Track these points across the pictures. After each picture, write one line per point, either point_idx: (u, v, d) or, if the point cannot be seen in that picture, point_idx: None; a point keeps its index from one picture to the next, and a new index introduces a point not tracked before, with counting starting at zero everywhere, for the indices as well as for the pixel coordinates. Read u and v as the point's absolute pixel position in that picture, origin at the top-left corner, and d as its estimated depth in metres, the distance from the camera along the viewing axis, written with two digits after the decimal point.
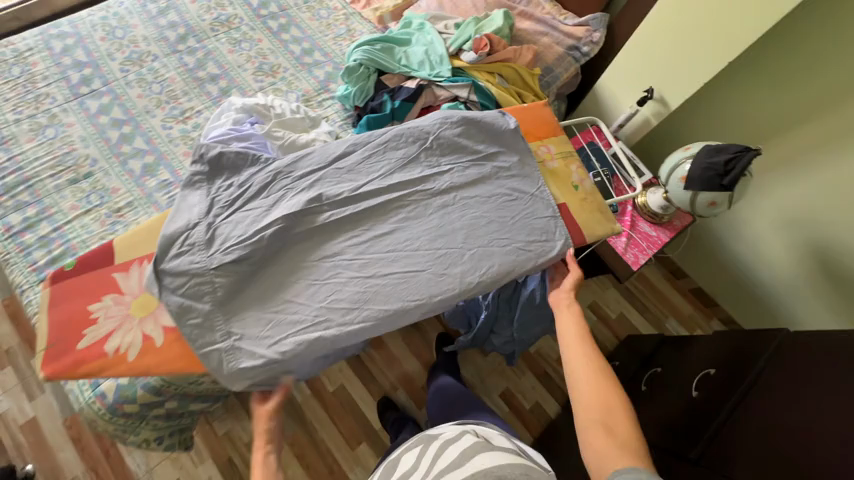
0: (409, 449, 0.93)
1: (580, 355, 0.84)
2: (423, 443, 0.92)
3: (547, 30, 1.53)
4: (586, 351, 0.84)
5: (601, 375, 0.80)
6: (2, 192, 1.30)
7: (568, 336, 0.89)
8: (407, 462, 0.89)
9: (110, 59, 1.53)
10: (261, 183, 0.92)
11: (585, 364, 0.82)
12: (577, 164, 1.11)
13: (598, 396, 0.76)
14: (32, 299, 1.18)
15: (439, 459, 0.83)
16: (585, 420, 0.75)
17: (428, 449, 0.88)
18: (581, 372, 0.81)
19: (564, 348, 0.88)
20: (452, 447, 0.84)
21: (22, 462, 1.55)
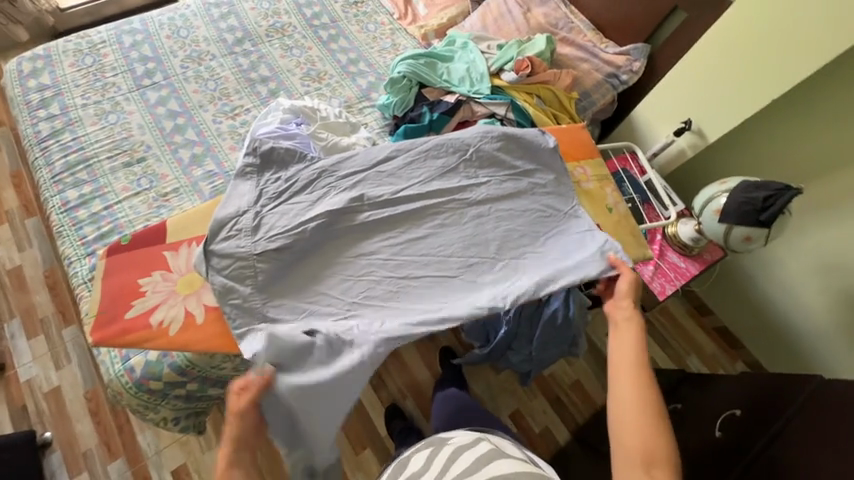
0: (420, 449, 0.92)
1: (631, 378, 0.68)
2: (435, 446, 0.91)
3: (587, 56, 1.56)
4: (641, 376, 0.68)
5: (652, 410, 0.65)
6: (64, 170, 1.40)
7: (620, 352, 0.72)
8: (417, 463, 0.87)
9: (173, 56, 1.64)
10: (307, 179, 0.97)
11: (634, 390, 0.67)
12: (613, 187, 1.11)
13: (644, 432, 0.62)
14: (78, 271, 1.26)
15: (453, 462, 0.82)
16: (621, 456, 0.62)
17: (440, 454, 0.86)
18: (627, 400, 0.66)
19: (612, 363, 0.72)
20: (466, 452, 0.83)
21: (42, 428, 1.61)
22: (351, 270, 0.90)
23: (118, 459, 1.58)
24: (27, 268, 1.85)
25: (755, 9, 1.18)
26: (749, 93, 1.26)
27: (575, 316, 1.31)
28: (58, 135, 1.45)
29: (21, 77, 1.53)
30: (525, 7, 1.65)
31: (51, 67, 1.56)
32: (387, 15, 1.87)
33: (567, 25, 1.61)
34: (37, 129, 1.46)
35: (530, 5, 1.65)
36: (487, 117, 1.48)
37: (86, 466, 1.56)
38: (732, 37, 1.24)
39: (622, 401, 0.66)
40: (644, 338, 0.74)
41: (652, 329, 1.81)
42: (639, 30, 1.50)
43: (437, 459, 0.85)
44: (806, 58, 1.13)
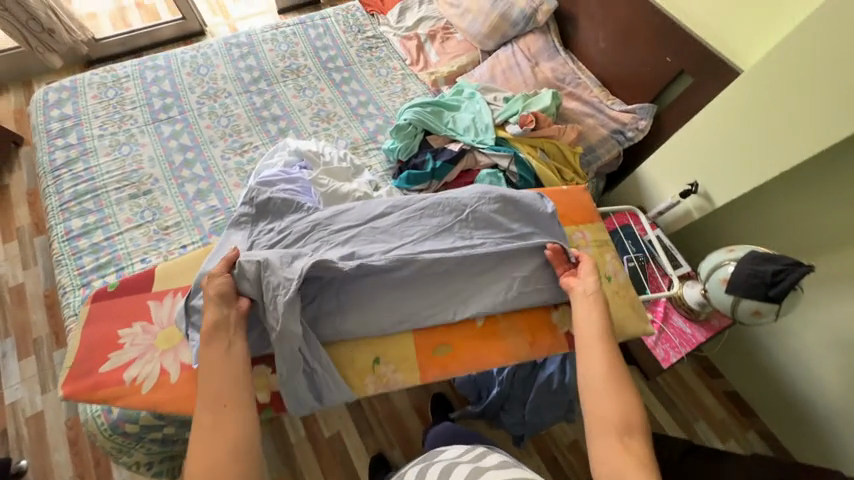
0: (415, 465, 0.91)
1: (597, 356, 0.78)
2: (427, 462, 0.89)
3: (593, 112, 1.58)
4: (604, 351, 0.79)
5: (617, 379, 0.74)
6: (72, 198, 1.43)
7: (584, 333, 0.83)
8: (410, 473, 0.88)
9: (191, 92, 1.71)
10: (300, 232, 0.97)
11: (600, 366, 0.77)
12: (613, 254, 1.07)
13: (613, 400, 0.71)
14: (71, 302, 1.26)
15: (448, 473, 0.79)
16: (595, 409, 0.71)
17: (430, 468, 0.84)
18: (594, 376, 0.75)
19: (579, 342, 0.83)
20: (461, 465, 0.80)
21: (18, 455, 1.57)
22: (336, 332, 0.88)
23: None
24: (29, 285, 1.87)
25: (759, 83, 1.17)
26: (755, 163, 1.23)
27: (571, 382, 1.25)
28: (72, 165, 1.49)
29: (46, 106, 1.61)
30: (533, 61, 1.68)
31: (75, 98, 1.64)
32: (399, 60, 1.93)
33: (573, 80, 1.64)
34: (53, 157, 1.51)
35: (538, 59, 1.69)
36: (490, 167, 1.48)
37: None
38: (738, 106, 1.23)
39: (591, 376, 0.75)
40: (601, 310, 0.86)
41: (656, 387, 1.72)
42: (646, 90, 1.52)
43: (430, 473, 0.83)
44: (808, 139, 1.10)
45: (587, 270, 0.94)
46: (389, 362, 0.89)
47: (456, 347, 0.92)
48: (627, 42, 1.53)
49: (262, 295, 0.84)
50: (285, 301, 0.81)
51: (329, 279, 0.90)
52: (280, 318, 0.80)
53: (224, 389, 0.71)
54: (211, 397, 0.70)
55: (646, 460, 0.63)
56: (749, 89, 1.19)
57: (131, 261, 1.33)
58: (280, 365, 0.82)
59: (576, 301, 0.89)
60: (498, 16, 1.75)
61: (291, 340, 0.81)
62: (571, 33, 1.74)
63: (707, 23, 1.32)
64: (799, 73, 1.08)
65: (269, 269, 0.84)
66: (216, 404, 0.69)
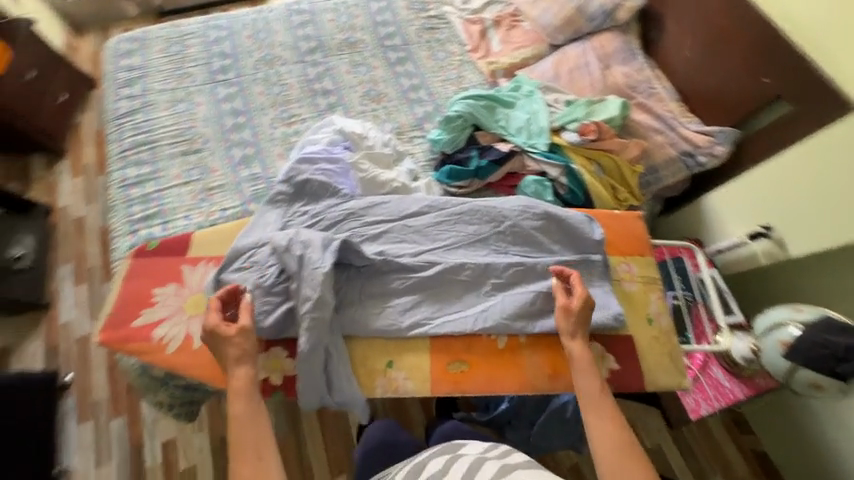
0: (436, 453, 0.90)
1: (602, 419, 0.73)
2: (450, 452, 0.89)
3: (664, 128, 1.42)
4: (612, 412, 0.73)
5: (627, 449, 0.68)
6: (131, 147, 1.51)
7: (591, 396, 0.75)
8: (435, 464, 0.87)
9: (249, 56, 1.72)
10: (333, 218, 0.97)
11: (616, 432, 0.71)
12: (659, 294, 0.97)
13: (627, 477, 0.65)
14: (119, 246, 1.36)
15: (476, 471, 0.80)
16: None
17: (456, 462, 0.85)
18: (604, 440, 0.70)
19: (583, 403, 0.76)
20: (491, 462, 0.81)
21: (66, 369, 1.77)
22: (357, 329, 0.84)
23: (121, 417, 1.69)
24: (89, 219, 2.04)
25: None
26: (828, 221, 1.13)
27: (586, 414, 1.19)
28: (134, 115, 1.57)
29: (117, 55, 1.68)
30: (605, 63, 1.53)
31: (143, 50, 1.70)
32: (459, 44, 1.82)
33: (647, 89, 1.47)
34: (118, 105, 1.59)
35: (611, 61, 1.53)
36: (537, 174, 1.39)
37: (94, 414, 1.69)
38: (819, 159, 1.14)
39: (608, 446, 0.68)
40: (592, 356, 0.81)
41: (675, 430, 1.61)
42: (732, 112, 1.34)
43: (454, 469, 0.83)
44: None
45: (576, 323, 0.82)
46: (402, 368, 0.84)
47: (471, 364, 0.86)
48: (720, 54, 1.35)
49: (299, 271, 0.80)
50: (326, 271, 0.78)
51: (360, 267, 0.88)
52: (320, 286, 0.78)
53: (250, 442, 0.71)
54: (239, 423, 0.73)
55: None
56: (834, 143, 1.11)
57: (176, 216, 1.40)
58: (304, 339, 0.77)
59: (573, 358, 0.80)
60: (574, 8, 1.60)
61: (325, 308, 0.79)
62: (654, 35, 1.55)
63: (826, 45, 1.12)
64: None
65: (306, 243, 0.81)
66: (248, 433, 0.72)
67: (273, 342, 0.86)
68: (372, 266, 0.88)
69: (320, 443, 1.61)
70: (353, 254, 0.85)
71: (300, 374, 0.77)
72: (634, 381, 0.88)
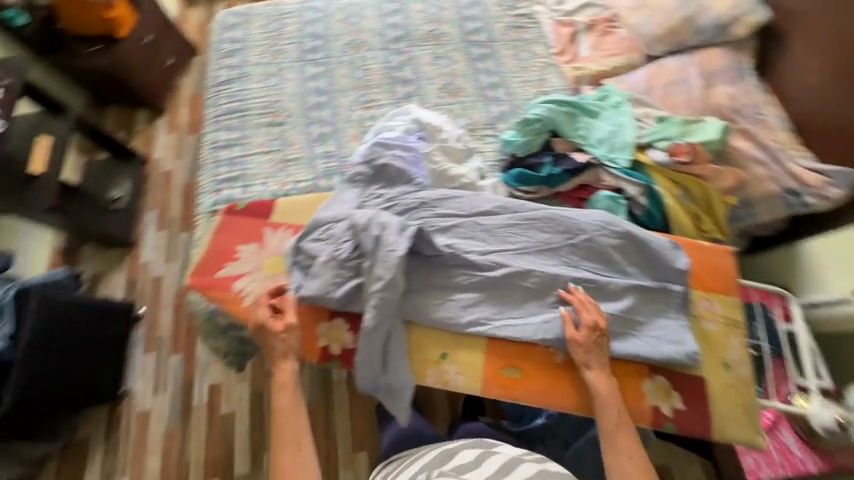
0: (467, 446, 1.04)
1: (626, 452, 0.77)
2: (482, 449, 1.03)
3: (767, 160, 1.28)
4: (632, 450, 0.77)
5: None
6: (224, 113, 1.64)
7: (613, 429, 0.79)
8: (464, 457, 0.99)
9: (338, 39, 1.79)
10: (407, 205, 0.99)
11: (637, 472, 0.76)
12: (742, 339, 0.89)
13: None
14: (204, 201, 1.49)
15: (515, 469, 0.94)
16: None
17: (492, 458, 0.98)
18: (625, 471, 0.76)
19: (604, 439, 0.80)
20: (528, 463, 0.95)
21: (140, 303, 1.98)
22: (418, 316, 0.86)
23: (179, 355, 1.87)
24: (176, 173, 2.25)
25: None
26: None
27: None
28: (230, 84, 1.70)
29: (223, 27, 1.83)
30: (708, 81, 1.41)
31: (246, 24, 1.83)
32: (545, 46, 1.76)
33: (754, 114, 1.34)
34: (218, 73, 1.73)
35: (716, 80, 1.41)
36: (612, 191, 1.33)
37: (157, 348, 1.88)
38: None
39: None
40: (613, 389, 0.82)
41: None
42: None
43: (490, 463, 0.97)
44: None
45: (587, 357, 0.83)
46: (455, 362, 0.85)
47: (525, 372, 0.85)
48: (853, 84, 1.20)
49: (374, 250, 0.83)
50: (400, 255, 0.82)
51: (428, 256, 0.90)
52: (394, 269, 0.81)
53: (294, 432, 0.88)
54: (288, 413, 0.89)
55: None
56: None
57: (255, 182, 1.51)
58: (371, 315, 0.81)
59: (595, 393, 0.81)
60: (682, 18, 1.48)
61: (394, 290, 0.82)
62: (772, 56, 1.41)
63: None
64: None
65: (384, 225, 0.84)
66: (291, 423, 0.89)
67: (336, 313, 0.91)
68: (442, 258, 0.90)
69: (346, 418, 1.67)
70: (426, 242, 0.87)
71: (361, 346, 0.82)
72: (698, 426, 0.82)
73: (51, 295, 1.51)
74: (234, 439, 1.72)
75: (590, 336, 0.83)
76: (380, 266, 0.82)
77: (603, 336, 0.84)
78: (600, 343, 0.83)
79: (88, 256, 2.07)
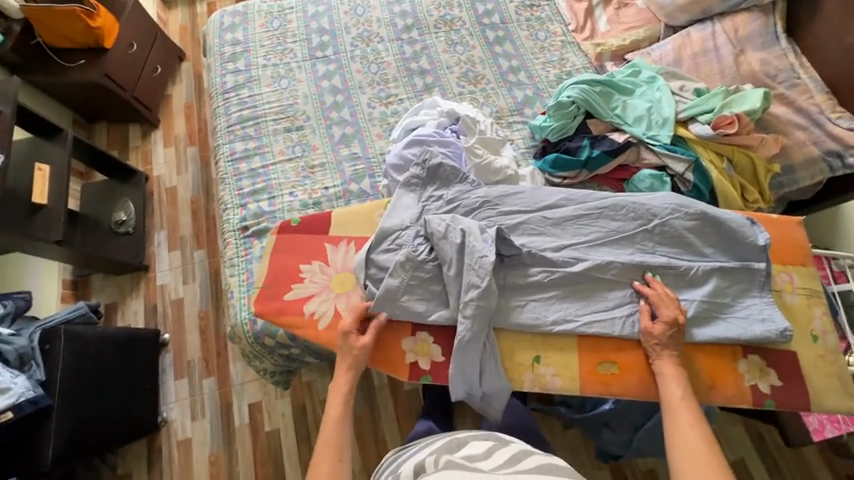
0: (479, 436, 0.89)
1: (696, 436, 0.73)
2: (494, 440, 0.88)
3: (806, 124, 1.28)
4: (694, 422, 0.74)
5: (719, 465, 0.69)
6: (238, 121, 1.56)
7: (678, 404, 0.77)
8: (474, 447, 0.86)
9: (346, 32, 1.70)
10: (470, 206, 0.95)
11: (697, 446, 0.72)
12: (823, 309, 0.90)
13: None
14: (229, 217, 1.42)
15: (521, 460, 0.79)
16: None
17: (499, 450, 0.84)
18: (692, 455, 0.71)
19: (668, 418, 0.77)
20: (535, 455, 0.81)
21: (163, 329, 1.89)
22: (505, 322, 0.84)
23: (211, 378, 1.80)
24: (180, 188, 2.13)
25: None
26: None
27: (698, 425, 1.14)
28: (239, 90, 1.61)
29: (221, 29, 1.72)
30: (738, 48, 1.39)
31: (246, 24, 1.72)
32: (561, 24, 1.70)
33: (789, 79, 1.33)
34: (224, 80, 1.63)
35: (746, 46, 1.39)
36: (655, 168, 1.30)
37: (188, 372, 1.81)
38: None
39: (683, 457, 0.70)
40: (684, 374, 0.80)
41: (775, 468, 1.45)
42: None
43: (498, 453, 0.83)
44: None
45: (660, 348, 0.82)
46: (549, 364, 0.85)
47: (622, 367, 0.85)
48: None
49: (461, 257, 0.84)
50: (493, 261, 0.81)
51: (504, 257, 0.87)
52: (488, 276, 0.81)
53: (334, 443, 0.82)
54: (335, 411, 0.87)
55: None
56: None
57: (281, 192, 1.43)
58: (466, 327, 0.81)
59: (659, 376, 0.82)
60: None
61: (489, 297, 0.82)
62: (803, 17, 1.38)
63: None
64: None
65: (465, 231, 0.84)
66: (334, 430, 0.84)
67: (419, 327, 0.89)
68: (521, 258, 0.87)
69: (394, 423, 1.62)
70: (506, 242, 0.85)
71: (455, 358, 0.81)
72: (795, 400, 0.83)
73: (76, 332, 1.42)
74: (280, 457, 1.67)
75: (667, 330, 0.81)
76: (468, 275, 0.82)
77: (680, 331, 0.82)
78: (677, 336, 0.82)
79: (99, 285, 1.95)
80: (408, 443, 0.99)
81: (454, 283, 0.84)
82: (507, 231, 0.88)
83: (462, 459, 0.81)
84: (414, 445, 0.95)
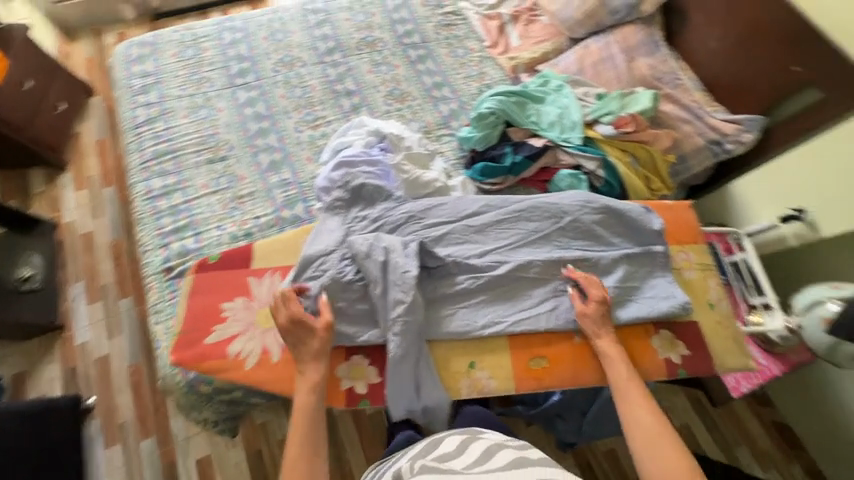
0: (454, 433, 0.90)
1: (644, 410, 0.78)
2: (468, 435, 0.90)
3: (691, 117, 1.45)
4: (640, 397, 0.80)
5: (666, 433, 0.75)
6: (153, 157, 1.46)
7: (622, 381, 0.83)
8: (449, 444, 0.86)
9: (267, 58, 1.68)
10: (395, 222, 0.96)
11: (645, 420, 0.77)
12: (716, 280, 1.02)
13: (662, 458, 0.72)
14: (150, 260, 1.32)
15: (493, 454, 0.81)
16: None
17: (472, 445, 0.85)
18: (644, 429, 0.76)
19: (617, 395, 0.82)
20: (507, 449, 0.81)
21: (87, 392, 1.69)
22: (437, 333, 0.86)
23: (149, 439, 1.62)
24: (98, 233, 1.94)
25: None
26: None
27: None
28: (152, 123, 1.52)
29: (128, 61, 1.62)
30: (629, 55, 1.56)
31: (156, 55, 1.64)
32: (477, 41, 1.81)
33: (673, 81, 1.51)
34: (135, 114, 1.53)
35: (635, 54, 1.56)
36: (572, 168, 1.41)
37: (120, 438, 1.62)
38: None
39: (639, 434, 0.75)
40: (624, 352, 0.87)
41: (713, 428, 1.59)
42: (758, 100, 1.37)
43: (472, 449, 0.84)
44: None
45: (594, 326, 0.87)
46: (484, 368, 0.87)
47: (551, 360, 0.89)
48: (750, 46, 1.37)
49: (385, 275, 0.85)
50: (416, 274, 0.84)
51: (431, 269, 0.91)
52: (413, 289, 0.83)
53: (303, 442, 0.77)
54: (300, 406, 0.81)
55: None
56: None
57: (208, 228, 1.36)
58: (396, 343, 0.82)
59: (603, 356, 0.87)
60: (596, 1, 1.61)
61: (416, 310, 0.84)
62: (677, 27, 1.58)
63: None
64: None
65: (387, 249, 0.86)
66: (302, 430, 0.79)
67: (352, 351, 0.88)
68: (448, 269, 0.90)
69: (359, 451, 1.56)
70: (428, 254, 0.89)
71: (389, 377, 0.82)
72: (704, 366, 0.93)
73: None
74: None
75: (598, 308, 0.88)
76: (393, 291, 0.84)
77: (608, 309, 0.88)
78: (606, 315, 0.88)
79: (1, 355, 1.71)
80: (386, 456, 0.97)
81: (382, 302, 0.85)
82: (429, 244, 0.92)
83: (435, 461, 0.81)
84: (395, 453, 0.94)
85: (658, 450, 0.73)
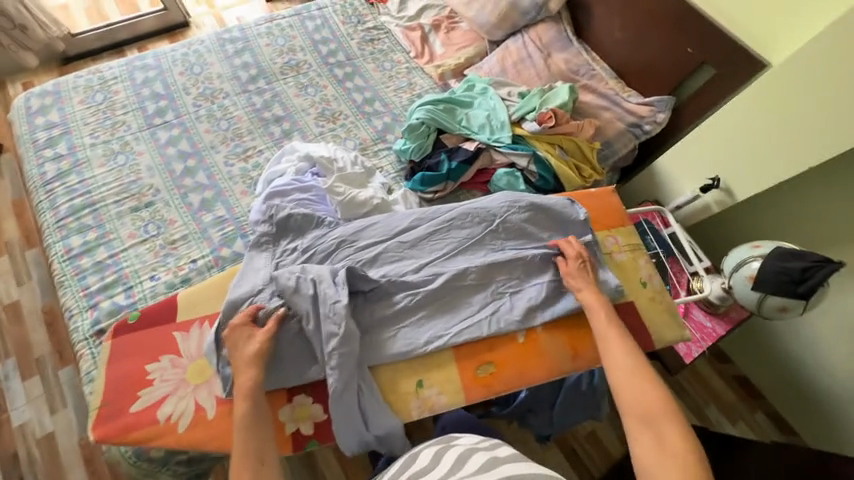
0: (429, 446, 0.88)
1: (624, 353, 0.83)
2: (442, 445, 0.87)
3: (609, 105, 1.53)
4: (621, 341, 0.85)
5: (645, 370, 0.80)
6: (69, 213, 1.36)
7: (603, 327, 0.88)
8: (424, 458, 0.84)
9: (186, 93, 1.61)
10: (326, 249, 0.96)
11: (627, 362, 0.82)
12: (646, 258, 1.08)
13: (642, 393, 0.77)
14: (78, 324, 1.22)
15: (465, 460, 0.78)
16: (631, 417, 0.76)
17: (446, 454, 0.82)
18: (625, 370, 0.81)
19: (598, 339, 0.88)
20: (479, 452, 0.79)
21: (33, 478, 1.52)
22: (377, 358, 0.87)
23: None
24: (25, 301, 1.78)
25: (784, 79, 1.18)
26: (795, 150, 1.20)
27: (600, 384, 1.26)
28: (64, 178, 1.41)
29: (29, 114, 1.50)
30: (545, 52, 1.62)
31: (61, 104, 1.53)
32: (403, 53, 1.83)
33: (588, 72, 1.59)
34: (43, 170, 1.42)
35: (551, 50, 1.63)
36: (507, 166, 1.44)
37: None
38: (772, 98, 1.22)
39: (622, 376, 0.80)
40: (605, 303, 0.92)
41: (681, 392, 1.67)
42: (663, 82, 1.48)
43: (445, 458, 0.82)
44: (818, 145, 1.16)
45: (578, 279, 0.94)
46: (433, 384, 0.89)
47: (499, 364, 0.91)
48: (648, 33, 1.47)
49: (316, 308, 0.86)
50: (346, 304, 0.85)
51: (366, 292, 0.92)
52: (344, 321, 0.84)
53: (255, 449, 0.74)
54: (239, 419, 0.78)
55: (684, 454, 0.68)
56: (786, 78, 1.18)
57: (140, 280, 1.27)
58: (334, 378, 0.82)
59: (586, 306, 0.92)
60: (507, 4, 1.67)
61: (351, 341, 0.84)
62: (584, 21, 1.66)
63: (726, 10, 1.30)
64: (841, 62, 1.08)
65: (316, 281, 0.87)
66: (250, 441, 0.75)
67: (295, 391, 0.88)
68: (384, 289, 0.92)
69: None
70: (358, 278, 0.90)
71: (334, 415, 0.81)
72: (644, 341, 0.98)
73: None
74: None
75: (575, 263, 0.96)
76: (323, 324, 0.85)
77: (586, 263, 0.97)
78: (585, 268, 0.96)
79: None
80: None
81: (317, 336, 0.85)
82: (361, 267, 0.92)
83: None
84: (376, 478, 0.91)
85: (639, 388, 0.77)
